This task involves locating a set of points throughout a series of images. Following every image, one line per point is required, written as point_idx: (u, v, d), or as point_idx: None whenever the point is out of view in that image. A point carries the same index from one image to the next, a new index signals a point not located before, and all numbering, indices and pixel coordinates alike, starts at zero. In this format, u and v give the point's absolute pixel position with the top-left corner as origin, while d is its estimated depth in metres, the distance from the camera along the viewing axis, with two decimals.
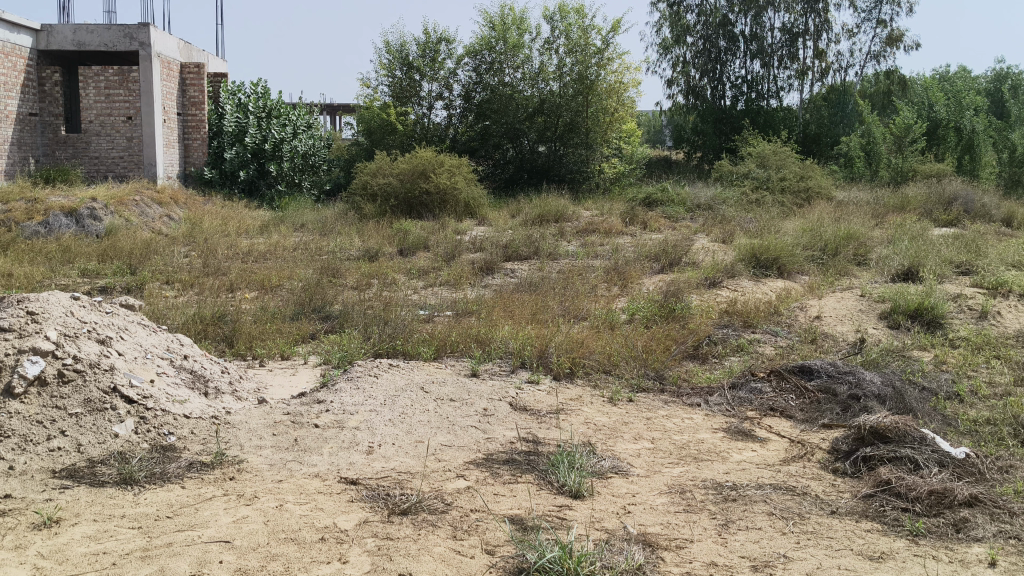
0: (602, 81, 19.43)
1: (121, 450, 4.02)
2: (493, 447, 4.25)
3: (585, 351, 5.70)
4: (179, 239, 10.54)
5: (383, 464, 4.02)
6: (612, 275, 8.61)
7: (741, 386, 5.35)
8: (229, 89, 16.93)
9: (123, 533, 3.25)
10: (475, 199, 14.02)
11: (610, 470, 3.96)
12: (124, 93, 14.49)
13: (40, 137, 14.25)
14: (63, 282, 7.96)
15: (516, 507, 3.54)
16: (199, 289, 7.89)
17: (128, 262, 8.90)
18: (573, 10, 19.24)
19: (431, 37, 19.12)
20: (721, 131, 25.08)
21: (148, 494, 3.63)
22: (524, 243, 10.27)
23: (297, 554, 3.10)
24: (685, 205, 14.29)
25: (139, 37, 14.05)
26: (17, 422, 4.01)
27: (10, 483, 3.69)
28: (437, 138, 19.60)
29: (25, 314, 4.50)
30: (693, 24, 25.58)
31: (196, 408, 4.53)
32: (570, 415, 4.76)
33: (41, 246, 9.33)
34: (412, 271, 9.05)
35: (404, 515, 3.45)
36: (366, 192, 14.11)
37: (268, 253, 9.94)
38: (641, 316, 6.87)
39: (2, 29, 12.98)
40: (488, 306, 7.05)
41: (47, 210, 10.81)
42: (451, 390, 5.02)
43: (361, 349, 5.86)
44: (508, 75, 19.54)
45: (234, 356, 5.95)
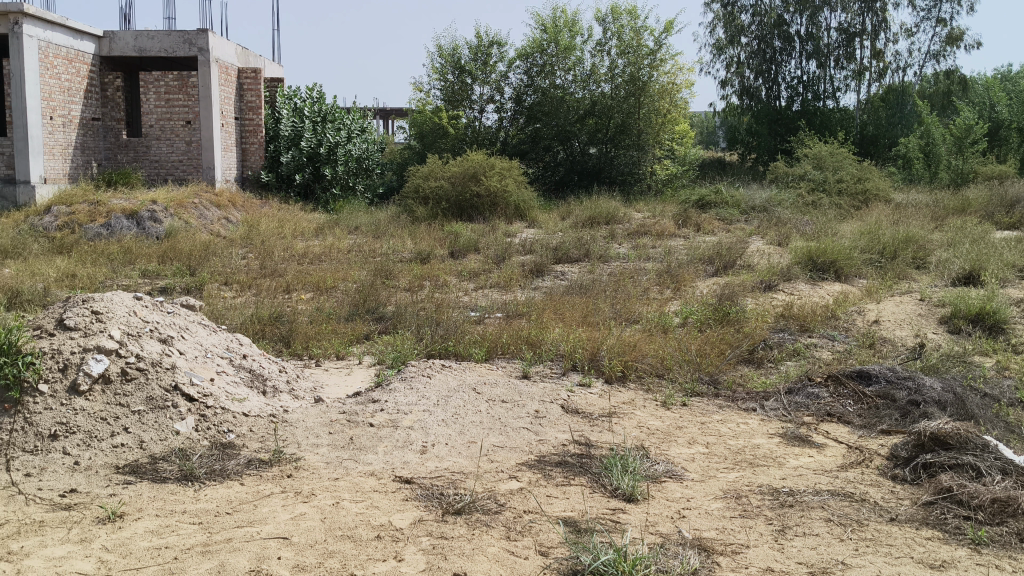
0: (655, 83, 19.31)
1: (182, 447, 4.09)
2: (545, 449, 4.25)
3: (638, 354, 5.68)
4: (236, 241, 10.73)
5: (437, 464, 4.04)
6: (665, 278, 8.54)
7: (798, 391, 5.27)
8: (285, 94, 17.02)
9: (184, 529, 3.31)
10: (526, 202, 14.00)
11: (664, 474, 3.93)
12: (183, 98, 14.77)
13: (102, 141, 14.64)
14: (124, 282, 8.16)
15: (569, 509, 3.53)
16: (257, 290, 8.04)
17: (187, 263, 9.09)
18: (625, 11, 19.19)
19: (483, 40, 19.21)
20: (776, 131, 24.60)
21: (208, 491, 3.70)
22: (575, 246, 10.27)
23: (353, 552, 3.13)
24: (739, 207, 14.13)
25: (197, 43, 14.29)
26: (82, 419, 4.12)
27: (75, 479, 3.80)
28: (488, 142, 19.68)
29: (90, 313, 4.61)
30: (748, 25, 25.38)
31: (254, 406, 4.60)
32: (623, 418, 4.75)
33: (104, 247, 9.59)
34: (463, 273, 9.11)
35: (458, 515, 3.47)
36: (418, 195, 14.24)
37: (322, 255, 10.07)
38: (694, 320, 6.80)
39: (67, 36, 13.33)
40: (539, 309, 7.06)
41: (109, 212, 11.08)
42: (503, 391, 5.04)
43: (414, 349, 5.92)
44: (560, 77, 19.53)
45: (291, 355, 6.04)
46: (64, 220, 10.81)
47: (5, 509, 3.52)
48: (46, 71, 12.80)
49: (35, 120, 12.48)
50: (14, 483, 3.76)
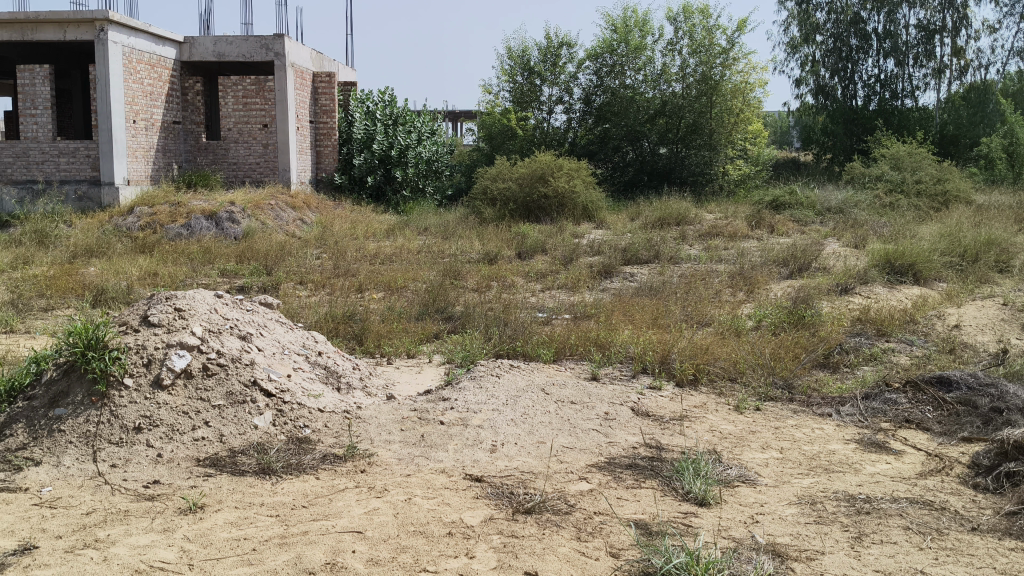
0: (727, 82, 19.06)
1: (260, 441, 4.20)
2: (615, 451, 4.23)
3: (710, 358, 5.62)
4: (311, 242, 10.94)
5: (507, 463, 4.06)
6: (737, 280, 8.43)
7: (875, 396, 5.16)
8: (358, 97, 17.36)
9: (262, 521, 3.40)
10: (594, 203, 13.93)
11: (737, 479, 3.88)
12: (259, 101, 15.10)
13: (183, 144, 15.07)
14: (204, 281, 8.37)
15: (640, 511, 3.52)
16: (331, 289, 8.20)
17: (264, 262, 9.31)
18: (698, 10, 19.07)
19: (553, 41, 19.26)
20: (852, 132, 24.01)
21: (285, 485, 3.78)
22: (644, 248, 10.20)
23: (425, 548, 3.17)
24: (814, 208, 13.86)
25: (274, 47, 14.61)
26: (165, 412, 4.25)
27: (158, 471, 3.93)
28: (556, 142, 19.72)
29: (173, 309, 4.74)
30: (822, 23, 24.97)
31: (329, 402, 4.70)
32: (695, 422, 4.70)
33: (184, 247, 9.88)
34: (531, 274, 9.12)
35: (528, 514, 3.48)
36: (486, 197, 14.35)
37: (393, 256, 10.18)
38: (768, 324, 6.69)
39: (149, 42, 13.75)
40: (608, 310, 7.04)
41: (189, 213, 11.41)
42: (572, 392, 5.04)
43: (483, 349, 5.96)
44: (630, 77, 19.48)
45: (363, 353, 6.15)
46: (146, 221, 11.19)
47: (92, 498, 3.66)
48: (130, 76, 13.22)
49: (120, 124, 12.91)
50: (100, 473, 3.91)
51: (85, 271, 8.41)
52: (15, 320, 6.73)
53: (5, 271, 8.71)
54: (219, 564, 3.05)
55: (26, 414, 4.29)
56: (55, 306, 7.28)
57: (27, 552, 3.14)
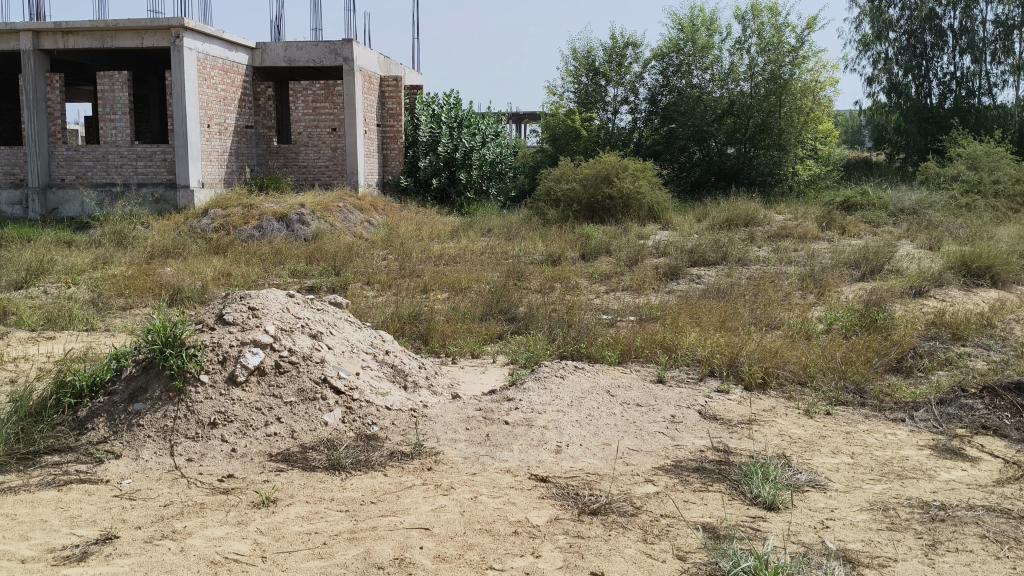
0: (797, 81, 18.72)
1: (330, 437, 4.29)
2: (682, 454, 4.21)
3: (779, 361, 5.55)
4: (378, 243, 11.10)
5: (572, 464, 4.08)
6: (808, 282, 8.30)
7: (950, 402, 5.02)
8: (424, 101, 17.56)
9: (332, 516, 3.47)
10: (660, 203, 13.84)
11: (807, 484, 3.83)
12: (329, 105, 15.28)
13: (255, 148, 15.44)
14: (275, 282, 8.57)
15: (707, 515, 3.49)
16: (396, 290, 8.30)
17: (332, 263, 9.46)
18: (766, 8, 18.83)
19: (618, 42, 19.22)
20: (926, 131, 23.34)
21: (354, 480, 3.86)
22: (712, 249, 10.10)
23: (492, 545, 3.20)
24: (887, 209, 13.54)
25: (343, 52, 14.83)
26: (239, 408, 4.36)
27: (232, 465, 4.04)
28: (622, 143, 19.64)
29: (247, 309, 4.88)
30: (896, 20, 24.34)
31: (396, 401, 4.78)
32: (763, 426, 4.65)
33: (256, 248, 10.09)
34: (595, 275, 9.11)
35: (594, 515, 3.49)
36: (550, 198, 14.38)
37: (458, 257, 10.27)
38: (839, 327, 6.57)
39: (222, 48, 14.10)
40: (674, 312, 6.99)
41: (261, 215, 11.68)
42: (637, 395, 5.02)
43: (547, 350, 5.98)
44: (697, 77, 19.34)
45: (429, 352, 6.22)
46: (220, 223, 11.51)
47: (170, 491, 3.78)
48: (204, 81, 13.57)
49: (195, 128, 13.27)
50: (177, 467, 4.03)
51: (161, 271, 8.67)
52: (96, 318, 6.99)
53: (86, 271, 9.04)
54: (291, 557, 3.12)
55: (107, 409, 4.45)
56: (133, 305, 7.52)
57: (108, 541, 3.25)
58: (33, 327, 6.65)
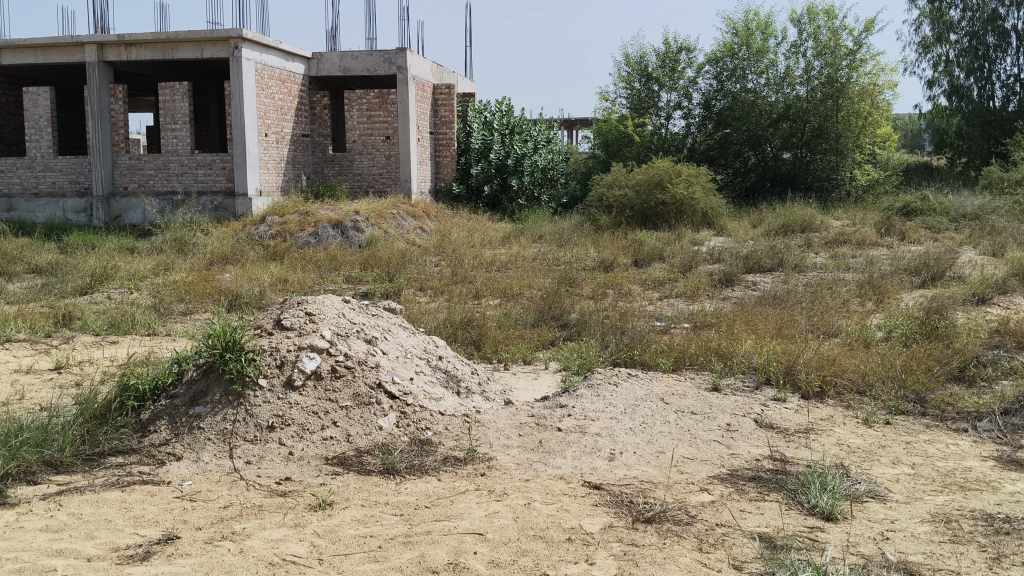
0: (855, 84, 18.42)
1: (384, 442, 4.34)
2: (738, 463, 4.17)
3: (837, 369, 5.46)
4: (430, 250, 11.18)
5: (626, 472, 4.06)
6: (866, 289, 8.15)
7: (1015, 412, 4.89)
8: (476, 108, 17.66)
9: (387, 519, 3.51)
10: (714, 209, 13.73)
11: (866, 494, 3.76)
12: (383, 114, 15.45)
13: (311, 156, 15.69)
14: (330, 287, 8.69)
15: (764, 524, 3.45)
16: (448, 296, 8.36)
17: (386, 269, 9.55)
18: (823, 11, 18.60)
19: (672, 47, 19.16)
20: (989, 134, 22.79)
21: (408, 485, 3.90)
22: (767, 255, 9.99)
23: (545, 552, 3.21)
24: (948, 215, 13.24)
25: (397, 61, 14.99)
26: (296, 412, 4.44)
27: (290, 468, 4.11)
28: (675, 148, 19.58)
29: (304, 314, 4.98)
30: (957, 21, 23.84)
31: (449, 406, 4.81)
32: (821, 435, 4.58)
33: (312, 255, 10.24)
34: (647, 282, 9.06)
35: (648, 523, 3.47)
36: (602, 204, 14.37)
37: (509, 264, 10.29)
38: (899, 334, 6.44)
39: (279, 58, 14.35)
40: (728, 320, 6.92)
41: (317, 223, 11.87)
42: (692, 403, 4.98)
43: (600, 357, 5.97)
44: (751, 81, 19.16)
45: (481, 358, 6.25)
46: (277, 230, 11.73)
47: (229, 493, 3.86)
48: (262, 91, 13.84)
49: (252, 137, 13.52)
50: (236, 469, 4.11)
51: (221, 277, 8.86)
52: (158, 323, 7.16)
53: (147, 277, 9.27)
54: (347, 560, 3.16)
55: (168, 412, 4.56)
56: (193, 310, 7.69)
57: (170, 541, 3.34)
58: (97, 331, 6.86)
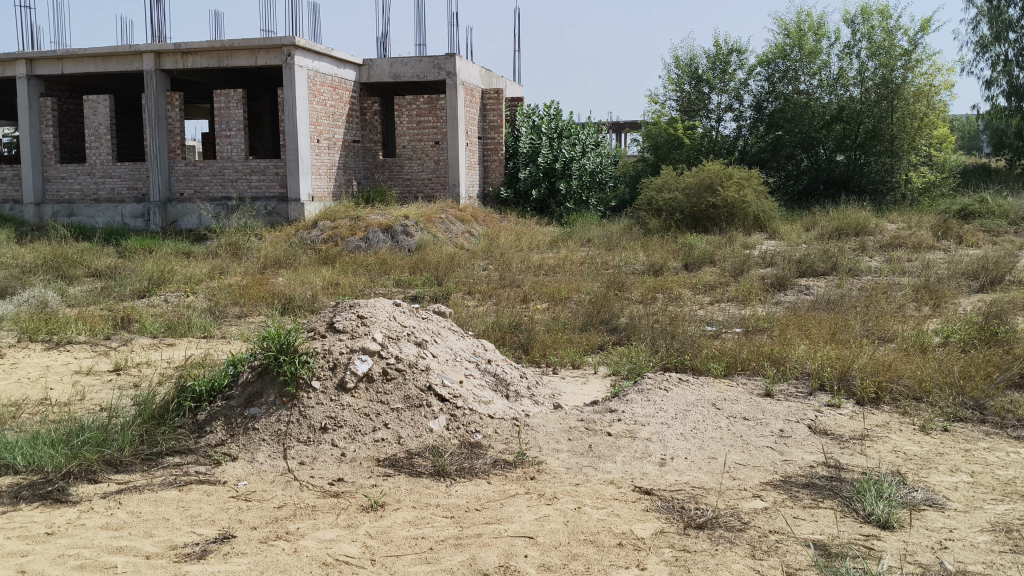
0: (910, 85, 18.08)
1: (435, 444, 4.38)
2: (791, 469, 4.12)
3: (893, 375, 5.37)
4: (479, 254, 11.22)
5: (677, 478, 4.04)
6: (923, 294, 8.00)
7: None
8: (524, 112, 17.71)
9: (438, 521, 3.54)
10: (765, 212, 13.60)
11: (923, 502, 3.69)
12: (432, 119, 15.57)
13: (362, 162, 15.88)
14: (380, 291, 8.79)
15: (818, 532, 3.41)
16: (497, 300, 8.39)
17: (435, 273, 9.62)
18: (877, 11, 18.35)
19: (722, 49, 19.04)
20: None
21: (458, 487, 3.93)
22: (821, 259, 9.87)
23: (596, 556, 3.21)
24: (1008, 218, 12.93)
25: (446, 67, 15.10)
26: (349, 414, 4.50)
27: (342, 469, 4.17)
28: (725, 150, 19.47)
29: (357, 317, 5.04)
30: (1017, 20, 23.26)
31: (498, 409, 4.83)
32: (876, 441, 4.51)
33: (363, 259, 10.36)
34: (698, 286, 9.00)
35: (700, 529, 3.45)
36: (652, 208, 14.30)
37: (557, 268, 10.30)
38: (957, 340, 6.30)
39: (331, 65, 14.55)
40: (781, 324, 6.84)
41: (367, 227, 12.01)
42: (744, 408, 4.94)
43: (650, 362, 5.94)
44: (804, 83, 18.92)
45: (529, 362, 6.27)
46: (328, 234, 11.89)
47: (284, 493, 3.92)
48: (314, 98, 14.04)
49: (305, 143, 13.72)
50: (290, 470, 4.18)
51: (274, 281, 9.01)
52: (213, 326, 7.30)
53: (203, 280, 9.46)
54: (399, 561, 3.20)
55: (224, 412, 4.65)
56: (248, 313, 7.83)
57: (226, 540, 3.40)
58: (155, 333, 7.04)
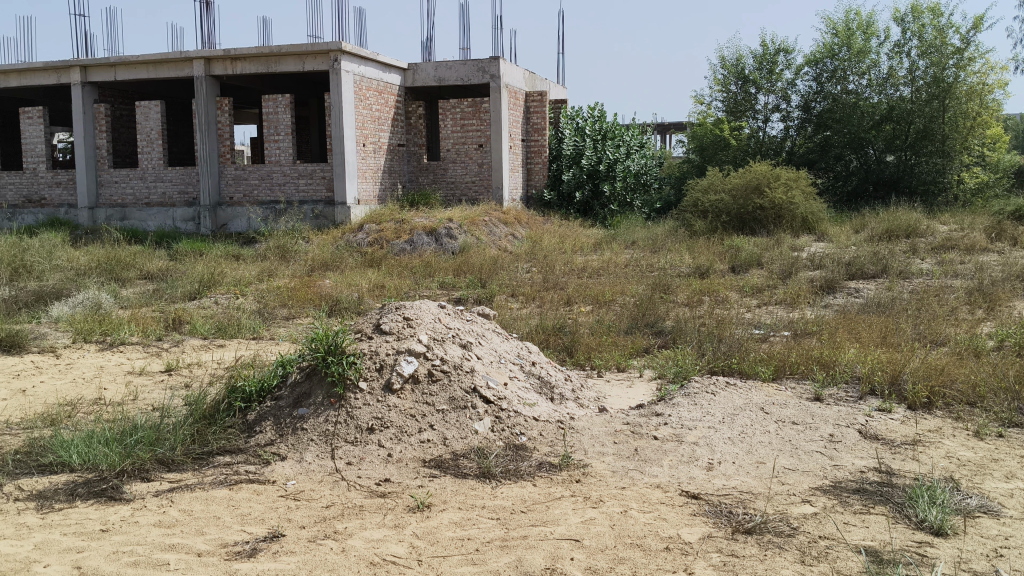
0: (962, 84, 17.74)
1: (480, 446, 4.40)
2: (841, 475, 4.06)
3: (946, 379, 5.27)
4: (522, 256, 11.25)
5: (725, 482, 4.01)
6: (976, 296, 7.83)
7: None
8: (568, 114, 17.70)
9: (484, 523, 3.56)
10: (814, 213, 13.43)
11: (977, 509, 3.62)
12: (476, 122, 15.63)
13: (406, 166, 16.00)
14: (425, 293, 8.84)
15: (869, 538, 3.37)
16: (541, 302, 8.40)
17: (479, 276, 9.65)
18: (928, 9, 18.05)
19: (769, 49, 18.86)
20: None
21: (504, 489, 3.94)
22: (871, 261, 9.72)
23: (643, 560, 3.20)
24: None
25: (490, 70, 15.16)
26: (395, 415, 4.54)
27: (389, 470, 4.21)
28: (772, 151, 19.28)
29: (402, 319, 5.09)
30: None
31: (543, 412, 4.84)
32: (929, 447, 4.43)
33: (408, 262, 10.44)
34: (745, 288, 8.92)
35: (748, 534, 3.43)
36: (697, 210, 14.21)
37: (601, 270, 10.29)
38: (1012, 344, 6.16)
39: (377, 70, 14.69)
40: (830, 328, 6.75)
41: (412, 230, 12.10)
42: (793, 413, 4.89)
43: (696, 365, 5.90)
44: (853, 83, 18.66)
45: (574, 365, 6.26)
46: (374, 237, 12.00)
47: (331, 493, 3.97)
48: (360, 102, 14.18)
49: (351, 147, 13.86)
50: (338, 470, 4.23)
51: (322, 283, 9.11)
52: (262, 327, 7.41)
53: (252, 283, 9.60)
54: (446, 561, 3.22)
55: (273, 413, 4.73)
56: (295, 314, 7.94)
57: (275, 539, 3.46)
58: (205, 334, 7.17)
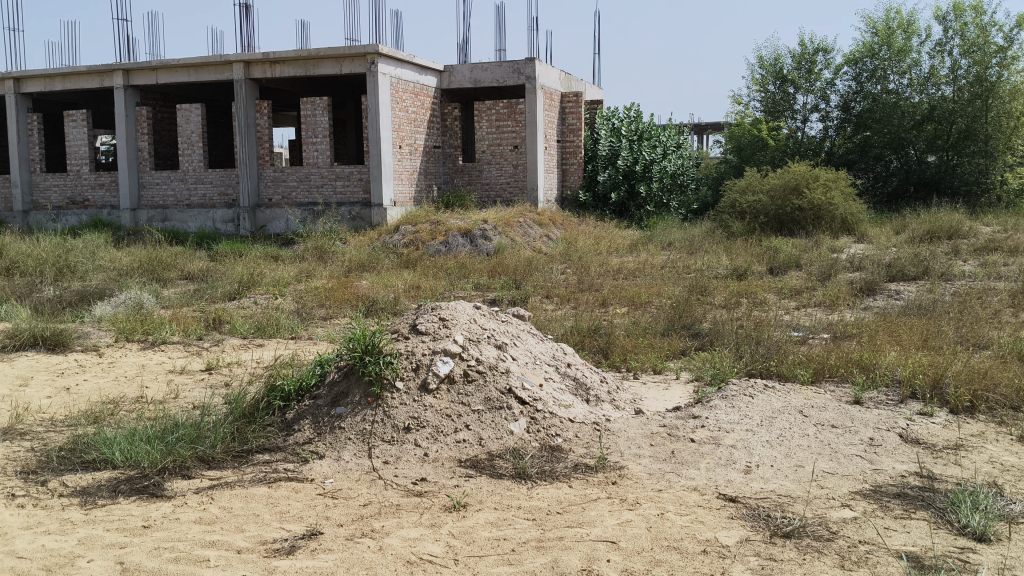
0: (1006, 83, 17.43)
1: (516, 446, 4.41)
2: (882, 479, 4.02)
3: (989, 383, 5.17)
4: (558, 258, 11.25)
5: (763, 485, 3.98)
6: (1019, 299, 7.69)
7: None
8: (604, 115, 17.66)
9: (520, 523, 3.57)
10: (854, 214, 13.27)
11: (1022, 515, 3.56)
12: (512, 124, 15.64)
13: (442, 167, 16.07)
14: (460, 294, 8.86)
15: (910, 543, 3.32)
16: (576, 304, 8.39)
17: (514, 277, 9.65)
18: (970, 7, 17.78)
19: (808, 49, 18.69)
20: None
21: (540, 490, 3.95)
22: (911, 263, 9.57)
23: (680, 563, 3.19)
24: None
25: (525, 71, 15.17)
26: (431, 414, 4.57)
27: (425, 469, 4.24)
28: (811, 152, 19.08)
29: (438, 320, 5.12)
30: None
31: (578, 413, 4.84)
32: (972, 451, 4.36)
33: (444, 262, 10.49)
34: (783, 290, 8.84)
35: (787, 538, 3.40)
36: (734, 210, 14.10)
37: (637, 271, 10.26)
38: None
39: (413, 72, 14.77)
40: (870, 330, 6.67)
41: (447, 231, 12.15)
42: (832, 416, 4.83)
43: (734, 368, 5.86)
44: (893, 82, 18.41)
45: (610, 366, 6.25)
46: (410, 238, 12.07)
47: (369, 491, 4.01)
48: (397, 104, 14.28)
49: (387, 149, 13.95)
50: (375, 469, 4.27)
51: (358, 284, 9.17)
52: (300, 327, 7.49)
53: (290, 283, 9.71)
54: (482, 561, 3.24)
55: (311, 412, 4.78)
56: (333, 315, 8.01)
57: (314, 537, 3.50)
58: (245, 334, 7.27)
